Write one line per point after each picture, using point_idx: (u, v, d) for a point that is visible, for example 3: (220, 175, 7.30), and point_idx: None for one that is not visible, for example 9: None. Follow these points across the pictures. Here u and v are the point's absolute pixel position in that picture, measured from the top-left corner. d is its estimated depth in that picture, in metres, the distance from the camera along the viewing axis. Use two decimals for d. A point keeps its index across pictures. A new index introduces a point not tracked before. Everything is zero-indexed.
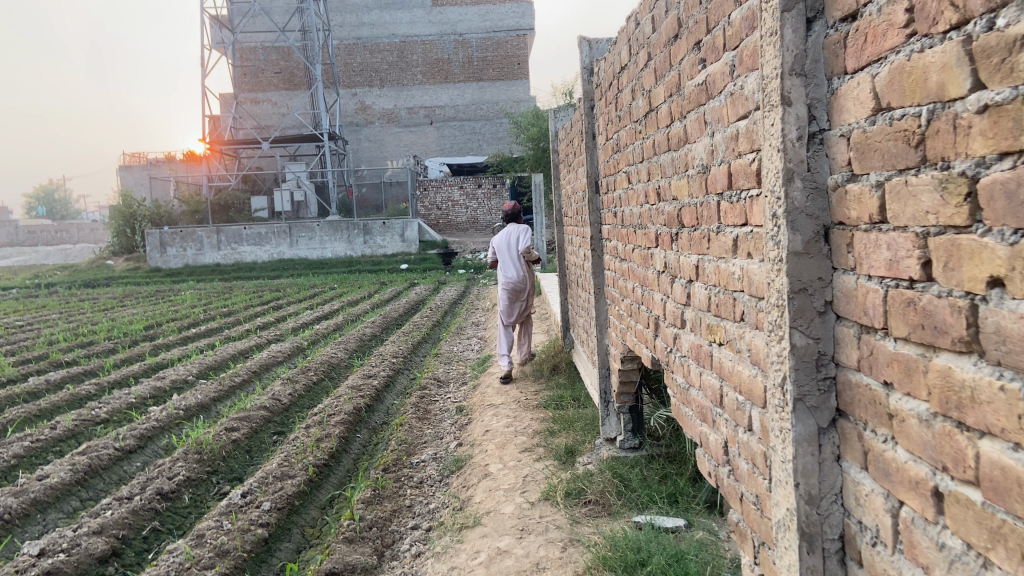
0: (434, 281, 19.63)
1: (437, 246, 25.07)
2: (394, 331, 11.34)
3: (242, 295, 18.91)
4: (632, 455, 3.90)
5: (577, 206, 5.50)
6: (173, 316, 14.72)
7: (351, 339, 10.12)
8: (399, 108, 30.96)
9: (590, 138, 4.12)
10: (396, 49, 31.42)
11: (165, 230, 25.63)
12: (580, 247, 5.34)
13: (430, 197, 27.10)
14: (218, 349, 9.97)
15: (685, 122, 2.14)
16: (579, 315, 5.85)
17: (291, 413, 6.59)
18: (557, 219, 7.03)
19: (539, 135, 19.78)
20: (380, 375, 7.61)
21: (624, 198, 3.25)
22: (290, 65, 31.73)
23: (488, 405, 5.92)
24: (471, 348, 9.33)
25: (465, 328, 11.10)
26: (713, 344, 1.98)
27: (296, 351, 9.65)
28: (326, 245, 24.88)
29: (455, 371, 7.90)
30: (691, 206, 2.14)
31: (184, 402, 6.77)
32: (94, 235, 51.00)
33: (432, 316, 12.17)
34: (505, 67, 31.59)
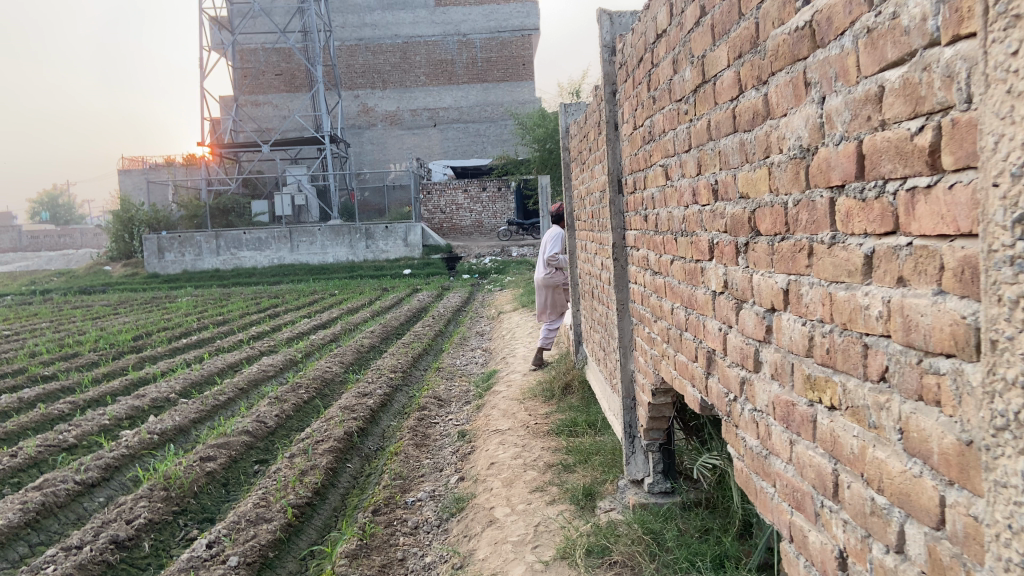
0: (437, 287, 19.04)
1: (441, 251, 24.52)
2: (394, 342, 10.73)
3: (240, 303, 18.35)
4: (665, 503, 3.28)
5: (592, 208, 4.91)
6: (165, 324, 14.10)
7: (348, 351, 9.53)
8: (401, 110, 30.43)
9: (609, 126, 3.51)
10: (398, 51, 30.91)
11: (164, 235, 25.09)
12: (596, 254, 4.74)
13: (433, 201, 26.54)
14: (207, 363, 9.37)
15: (767, 89, 1.53)
16: (594, 330, 5.25)
17: (276, 438, 6.00)
18: (568, 224, 6.45)
19: (545, 136, 19.18)
20: (376, 393, 7.01)
21: (659, 198, 2.64)
22: (291, 67, 31.24)
23: (493, 431, 5.31)
24: (475, 361, 8.71)
25: (469, 339, 10.48)
26: (818, 405, 1.37)
27: (288, 363, 9.07)
28: (327, 250, 24.34)
29: (458, 388, 7.27)
30: (775, 207, 1.53)
31: (160, 425, 6.17)
32: (94, 240, 50.45)
33: (435, 326, 11.55)
34: (509, 68, 31.04)
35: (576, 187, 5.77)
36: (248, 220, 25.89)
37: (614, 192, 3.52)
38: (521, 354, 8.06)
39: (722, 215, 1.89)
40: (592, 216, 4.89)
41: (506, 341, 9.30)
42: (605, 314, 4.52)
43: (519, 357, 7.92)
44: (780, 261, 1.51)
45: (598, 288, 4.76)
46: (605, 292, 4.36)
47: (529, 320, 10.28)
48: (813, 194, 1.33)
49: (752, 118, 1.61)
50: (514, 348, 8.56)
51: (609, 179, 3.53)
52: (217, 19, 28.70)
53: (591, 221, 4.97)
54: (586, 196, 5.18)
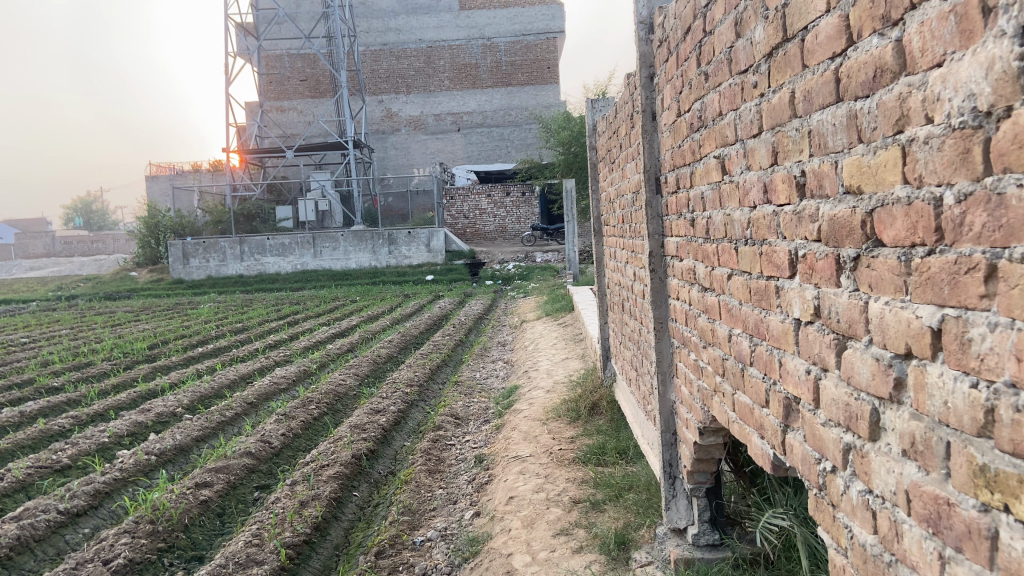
0: (459, 294, 18.66)
1: (464, 256, 24.13)
2: (412, 352, 10.28)
3: (261, 309, 18.08)
4: (713, 560, 2.76)
5: (622, 212, 4.40)
6: (182, 332, 13.80)
7: (363, 362, 9.09)
8: (425, 115, 30.14)
9: (644, 114, 3.01)
10: (422, 55, 30.62)
11: (187, 241, 25.00)
12: (628, 262, 4.23)
13: (457, 206, 26.18)
14: (217, 374, 9.00)
15: (902, 31, 1.05)
16: (624, 346, 4.75)
17: (281, 460, 5.58)
18: (595, 229, 5.93)
19: (570, 138, 18.65)
20: (389, 410, 6.55)
21: (711, 197, 2.14)
22: (315, 72, 31.11)
23: (513, 458, 4.84)
24: (495, 375, 8.22)
25: (490, 350, 9.99)
26: (1004, 516, 0.89)
27: (301, 374, 8.65)
28: (350, 256, 24.08)
29: (477, 405, 6.77)
30: (914, 204, 1.04)
31: (158, 444, 5.77)
32: (123, 245, 50.81)
33: (455, 335, 11.07)
34: (534, 71, 30.58)
35: (605, 187, 5.27)
36: (272, 226, 25.72)
37: (651, 191, 3.02)
38: (545, 368, 7.55)
39: (813, 218, 1.39)
40: (623, 220, 4.39)
41: (529, 353, 8.79)
42: (638, 330, 4.01)
43: (542, 371, 7.41)
44: (921, 287, 1.02)
45: (630, 300, 4.25)
46: (639, 305, 3.86)
47: (553, 331, 9.76)
48: (1001, 185, 0.85)
49: (873, 79, 1.11)
50: (537, 361, 8.07)
51: (645, 176, 3.03)
52: (242, 24, 28.63)
53: (621, 226, 4.47)
54: (616, 198, 4.68)
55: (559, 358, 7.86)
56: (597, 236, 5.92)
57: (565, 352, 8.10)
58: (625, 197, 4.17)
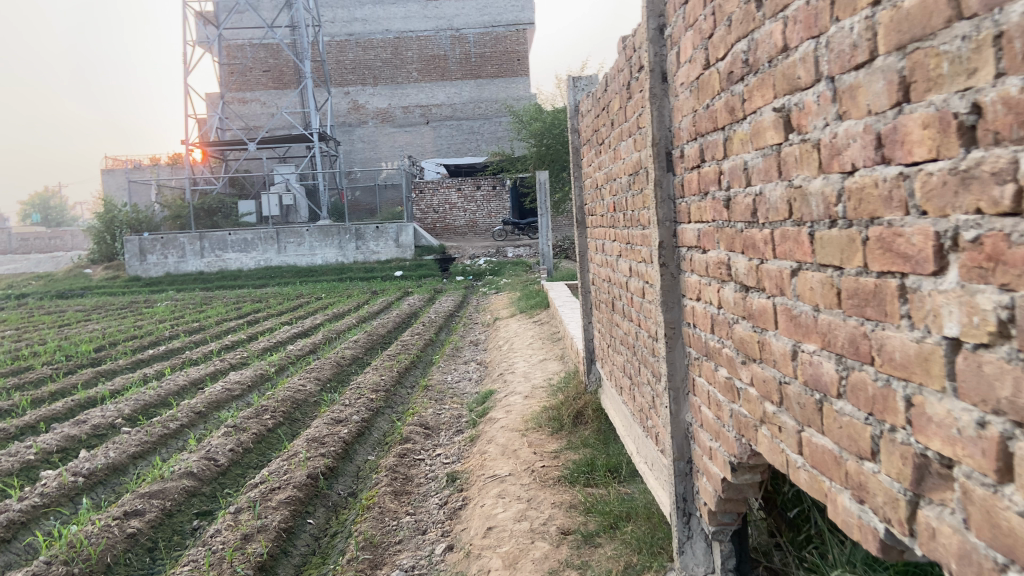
0: (429, 291, 18.01)
1: (434, 251, 23.53)
2: (379, 353, 9.66)
3: (221, 308, 17.30)
4: None
5: (614, 200, 3.86)
6: (134, 332, 12.99)
7: (326, 364, 8.45)
8: (393, 107, 29.39)
9: (653, 75, 2.47)
10: (389, 45, 29.83)
11: (144, 236, 23.96)
12: (621, 257, 3.70)
13: (426, 200, 25.50)
14: (165, 379, 8.27)
15: None
16: (614, 351, 4.25)
17: (227, 480, 4.97)
18: (577, 220, 5.39)
19: (543, 130, 18.08)
20: (352, 420, 5.95)
21: (764, 166, 1.61)
22: (278, 63, 30.15)
23: (490, 477, 4.29)
24: (468, 378, 7.65)
25: (462, 350, 9.40)
26: None
27: (258, 380, 7.98)
28: (315, 251, 23.32)
29: (448, 413, 6.19)
30: None
31: (87, 464, 5.12)
32: (81, 240, 49.03)
33: (424, 334, 10.48)
34: (504, 63, 29.97)
35: (590, 174, 4.74)
36: (233, 220, 24.79)
37: (661, 166, 2.48)
38: (521, 370, 7.00)
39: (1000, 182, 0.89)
40: (614, 207, 3.87)
41: (503, 354, 8.24)
42: (636, 334, 3.47)
43: (518, 374, 6.85)
44: None
45: (624, 299, 3.72)
46: (638, 305, 3.34)
47: (528, 330, 9.22)
48: None
49: None
50: (513, 362, 7.53)
51: (653, 150, 2.49)
52: (201, 11, 27.57)
53: (612, 216, 3.94)
54: (605, 184, 4.14)
55: (536, 359, 7.31)
56: (579, 226, 5.37)
57: (542, 354, 7.56)
58: (618, 180, 3.64)
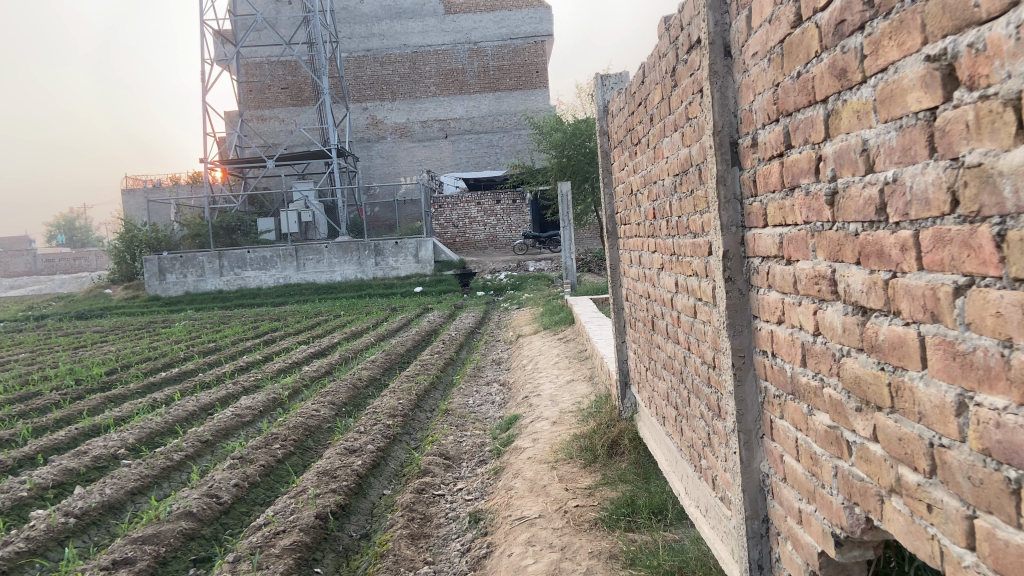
0: (449, 307, 17.61)
1: (454, 267, 23.18)
2: (398, 374, 9.23)
3: (239, 327, 17.04)
4: None
5: (654, 205, 3.42)
6: (150, 354, 12.71)
7: (340, 387, 8.04)
8: (411, 122, 29.21)
9: (713, 48, 2.02)
10: (407, 60, 29.71)
11: (163, 255, 23.88)
12: (664, 270, 3.24)
13: (445, 214, 25.20)
14: (174, 405, 7.90)
15: None
16: (655, 374, 3.79)
17: (230, 520, 4.57)
18: (607, 230, 4.95)
19: (564, 140, 17.66)
20: (367, 449, 5.52)
21: (903, 143, 1.17)
22: (297, 80, 30.14)
23: (518, 518, 3.84)
24: (491, 401, 7.18)
25: (484, 369, 8.94)
26: None
27: (270, 405, 7.59)
28: (335, 268, 23.04)
29: (470, 441, 5.74)
30: None
31: (81, 503, 4.74)
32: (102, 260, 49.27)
33: (444, 353, 10.04)
34: (522, 75, 29.69)
35: (623, 178, 4.31)
36: (252, 238, 24.62)
37: (725, 156, 2.03)
38: (547, 393, 6.54)
39: None
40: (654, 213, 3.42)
41: (528, 374, 7.77)
42: (686, 359, 3.02)
43: (545, 397, 6.39)
44: None
45: (668, 317, 3.26)
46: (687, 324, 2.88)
47: (553, 348, 8.75)
48: None
49: None
50: (539, 383, 7.06)
51: (713, 137, 2.04)
52: (220, 31, 27.65)
53: (652, 224, 3.49)
54: (641, 189, 3.70)
55: (563, 381, 6.83)
56: (609, 237, 4.92)
57: (568, 375, 7.09)
58: (660, 181, 3.20)
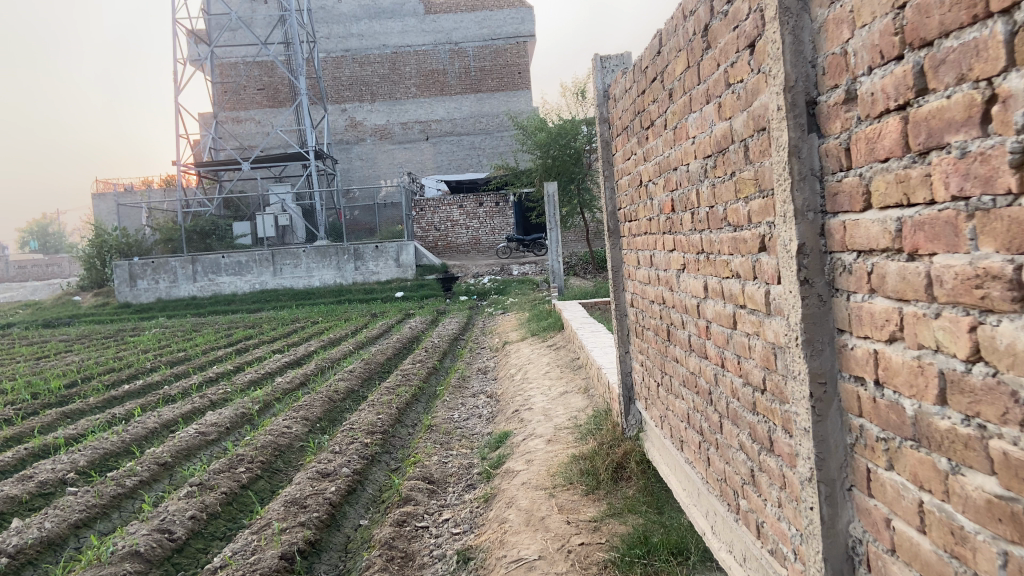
0: (431, 312, 17.05)
1: (436, 271, 22.64)
2: (377, 385, 8.67)
3: (212, 334, 16.39)
4: None
5: (672, 195, 2.93)
6: (114, 364, 12.04)
7: (315, 400, 7.47)
8: (391, 124, 28.63)
9: None
10: (387, 61, 29.17)
11: (135, 261, 23.10)
12: (689, 274, 2.75)
13: (427, 217, 24.64)
14: (133, 422, 7.28)
15: None
16: (671, 392, 3.31)
17: (184, 559, 4.03)
18: (608, 228, 4.45)
19: (548, 140, 17.18)
20: (342, 473, 4.97)
21: None
22: (274, 81, 29.48)
23: (513, 561, 3.32)
24: (477, 415, 6.65)
25: (470, 379, 8.40)
26: None
27: (237, 421, 7.01)
28: (313, 273, 22.50)
29: (456, 462, 5.21)
30: None
31: (14, 540, 4.18)
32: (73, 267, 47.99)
33: (427, 362, 9.51)
34: (504, 76, 29.22)
35: (628, 169, 3.83)
36: (228, 242, 23.92)
37: (800, 119, 1.55)
38: (539, 406, 6.02)
39: None
40: (672, 206, 2.94)
41: (516, 385, 7.26)
42: (718, 379, 2.52)
43: (537, 411, 5.87)
44: None
45: (692, 328, 2.78)
46: (723, 337, 2.39)
47: (543, 356, 8.24)
48: None
49: None
50: (530, 395, 6.55)
51: (783, 95, 1.56)
52: (193, 30, 26.94)
53: (670, 219, 3.00)
54: (654, 180, 3.21)
55: (556, 393, 6.32)
56: (611, 236, 4.42)
57: (561, 385, 6.58)
58: (682, 168, 2.71)
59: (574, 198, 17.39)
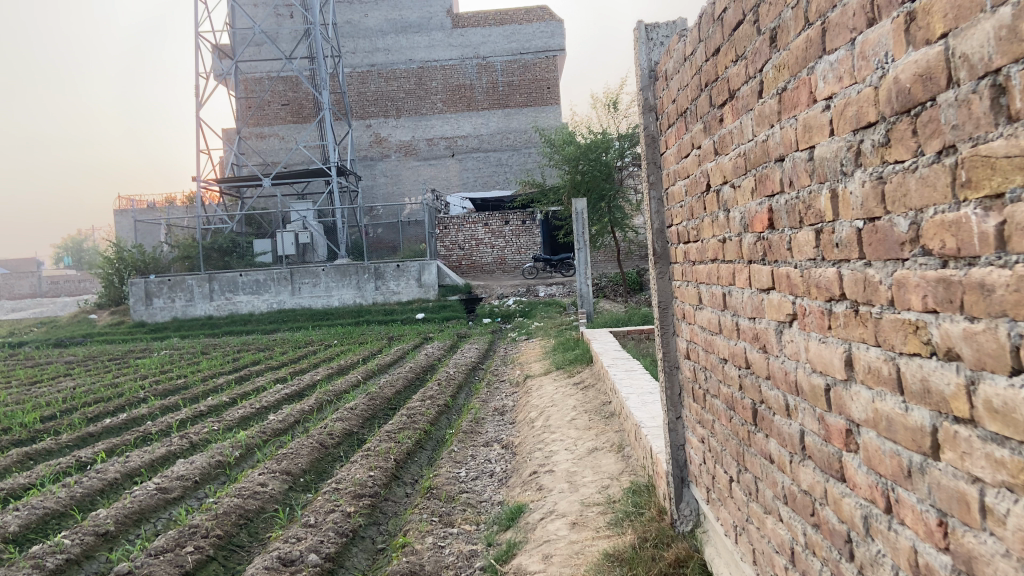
0: (450, 336, 16.02)
1: (459, 291, 21.64)
2: (380, 426, 7.60)
3: (220, 357, 15.57)
4: None
5: (771, 202, 1.83)
6: (105, 392, 11.11)
7: (302, 446, 6.42)
8: (417, 140, 27.87)
9: None
10: (413, 76, 28.46)
11: (151, 279, 22.50)
12: (806, 335, 1.65)
13: (450, 236, 23.74)
14: (91, 470, 6.26)
15: None
16: (757, 505, 2.21)
17: None
18: (651, 252, 3.35)
19: (577, 154, 16.16)
20: (310, 559, 3.94)
21: None
22: (298, 96, 28.94)
23: None
24: (489, 474, 5.53)
25: (483, 423, 7.25)
26: None
27: (208, 474, 5.98)
28: (332, 293, 21.65)
29: (457, 546, 4.11)
30: None
31: None
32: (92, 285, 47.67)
33: (438, 399, 8.40)
34: (533, 91, 28.29)
35: (686, 170, 2.75)
36: (248, 260, 23.15)
37: None
38: (563, 468, 4.91)
39: None
40: (770, 217, 1.85)
41: (537, 434, 6.12)
42: (872, 529, 1.42)
43: (560, 475, 4.76)
44: None
45: (811, 422, 1.67)
46: (895, 459, 1.29)
47: (569, 397, 7.09)
48: None
49: None
50: (552, 449, 5.43)
51: None
52: (218, 44, 26.53)
53: (764, 241, 1.91)
54: (734, 180, 2.13)
55: (584, 450, 5.18)
56: (654, 261, 3.31)
57: (589, 439, 5.44)
58: (797, 154, 1.62)
59: (604, 216, 16.28)
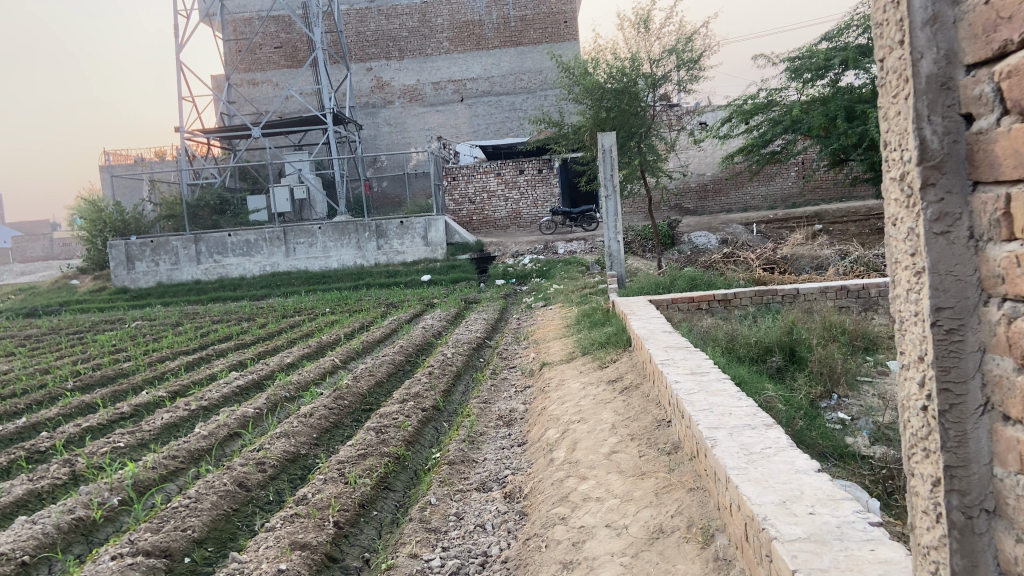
0: (457, 303, 13.73)
1: (470, 249, 19.39)
2: (339, 447, 5.42)
3: (192, 330, 13.41)
4: None
5: None
6: (27, 381, 9.03)
7: (207, 492, 4.29)
8: (422, 84, 25.38)
9: None
10: (416, 12, 25.68)
11: (133, 240, 20.34)
12: None
13: (460, 188, 21.38)
14: None
15: None
16: None
17: None
18: (909, 144, 1.29)
19: (601, 87, 13.56)
20: None
21: None
22: (292, 39, 26.41)
23: None
24: (483, 562, 3.36)
25: (483, 444, 5.07)
26: None
27: (46, 547, 3.88)
28: (330, 253, 19.50)
29: None
30: None
31: None
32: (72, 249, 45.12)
33: (423, 400, 6.21)
34: (548, 27, 25.44)
35: None
36: (240, 219, 20.80)
37: None
38: None
39: None
40: None
41: (558, 479, 3.93)
42: None
43: None
44: None
45: None
46: None
47: (604, 407, 4.88)
48: None
49: None
50: (584, 526, 3.25)
51: None
52: None
53: None
54: None
55: (640, 534, 2.99)
56: (925, 170, 1.26)
57: (644, 505, 3.24)
58: None
59: (634, 157, 13.94)
